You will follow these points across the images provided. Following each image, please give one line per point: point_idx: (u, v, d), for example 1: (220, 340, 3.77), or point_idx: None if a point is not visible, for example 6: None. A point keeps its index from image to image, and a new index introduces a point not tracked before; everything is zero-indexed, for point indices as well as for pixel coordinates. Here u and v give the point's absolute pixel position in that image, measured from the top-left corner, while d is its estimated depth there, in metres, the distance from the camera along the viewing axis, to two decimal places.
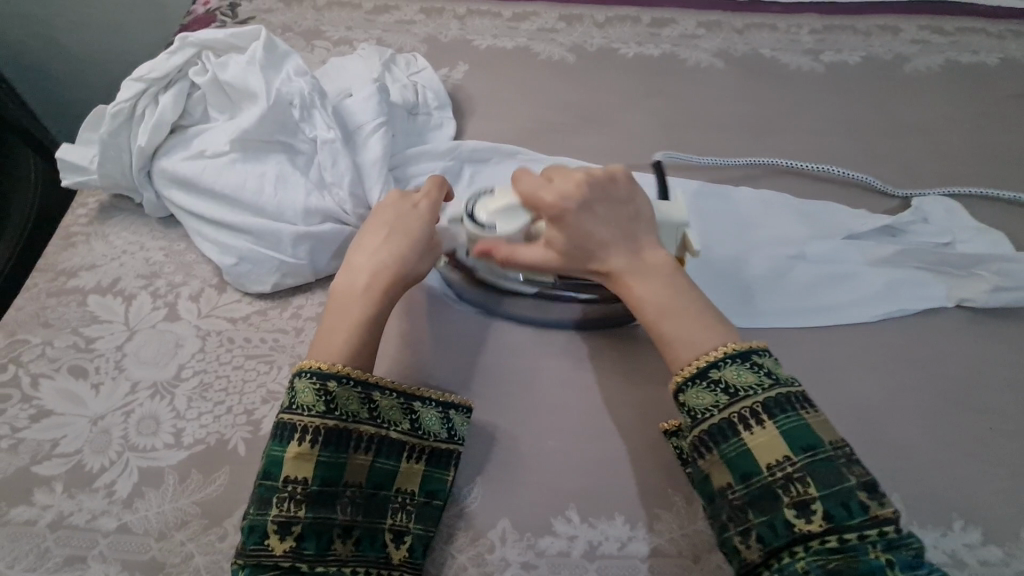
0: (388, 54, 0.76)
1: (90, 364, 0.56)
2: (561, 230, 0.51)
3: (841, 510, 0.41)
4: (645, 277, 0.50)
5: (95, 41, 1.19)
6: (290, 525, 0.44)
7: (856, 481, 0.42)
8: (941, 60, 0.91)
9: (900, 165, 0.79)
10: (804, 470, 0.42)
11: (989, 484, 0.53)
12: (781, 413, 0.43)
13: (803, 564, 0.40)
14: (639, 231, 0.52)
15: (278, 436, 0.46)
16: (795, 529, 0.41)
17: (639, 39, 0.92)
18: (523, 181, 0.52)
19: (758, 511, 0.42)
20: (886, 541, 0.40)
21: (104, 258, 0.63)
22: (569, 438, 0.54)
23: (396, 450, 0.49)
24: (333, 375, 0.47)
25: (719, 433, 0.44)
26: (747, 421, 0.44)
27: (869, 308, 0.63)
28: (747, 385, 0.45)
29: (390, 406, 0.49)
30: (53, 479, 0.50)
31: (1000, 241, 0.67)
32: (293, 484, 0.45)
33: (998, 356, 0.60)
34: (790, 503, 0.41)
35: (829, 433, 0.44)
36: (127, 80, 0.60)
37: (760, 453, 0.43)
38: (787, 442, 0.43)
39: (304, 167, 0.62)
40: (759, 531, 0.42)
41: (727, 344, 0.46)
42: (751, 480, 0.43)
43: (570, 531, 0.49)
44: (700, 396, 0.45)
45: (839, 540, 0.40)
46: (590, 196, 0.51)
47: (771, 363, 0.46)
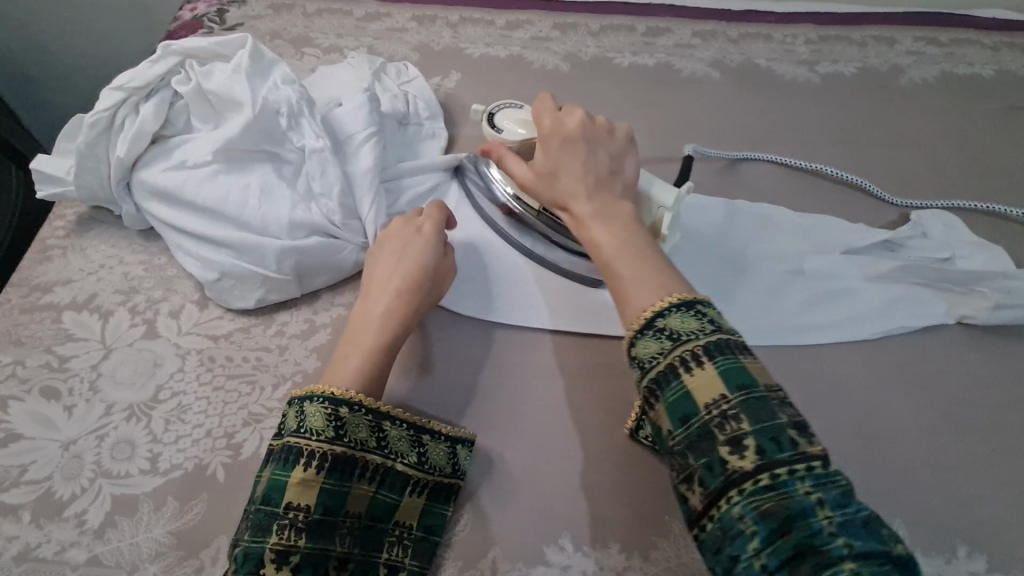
0: (379, 63, 0.75)
1: (64, 385, 0.54)
2: (546, 155, 0.55)
3: (772, 444, 0.37)
4: (606, 218, 0.50)
5: (80, 46, 1.16)
6: (288, 554, 0.42)
7: (788, 419, 0.38)
8: (937, 72, 0.91)
9: (897, 177, 0.78)
10: (738, 407, 0.38)
11: (992, 507, 0.52)
12: (720, 354, 0.40)
13: (738, 509, 0.36)
14: (612, 185, 0.53)
15: (283, 460, 0.44)
16: (729, 469, 0.37)
17: (634, 48, 0.90)
18: (537, 105, 0.59)
19: (698, 454, 0.38)
20: (814, 476, 0.36)
21: (81, 272, 0.60)
22: (564, 461, 0.52)
23: (400, 484, 0.47)
24: (346, 402, 0.46)
25: (663, 380, 0.41)
26: (687, 364, 0.40)
27: (869, 324, 0.61)
28: (690, 331, 0.42)
29: (398, 436, 0.48)
30: (20, 508, 0.48)
31: (1001, 257, 0.66)
32: (294, 511, 0.43)
33: (999, 375, 0.59)
34: (724, 440, 0.37)
35: (765, 375, 0.40)
36: (106, 89, 0.58)
37: (699, 393, 0.39)
38: (724, 380, 0.39)
39: (291, 178, 0.60)
40: (699, 476, 0.38)
41: (677, 293, 0.44)
42: (690, 423, 0.39)
43: (563, 561, 0.48)
44: (647, 345, 0.42)
45: (770, 477, 0.36)
46: (581, 133, 0.55)
47: (715, 313, 0.43)
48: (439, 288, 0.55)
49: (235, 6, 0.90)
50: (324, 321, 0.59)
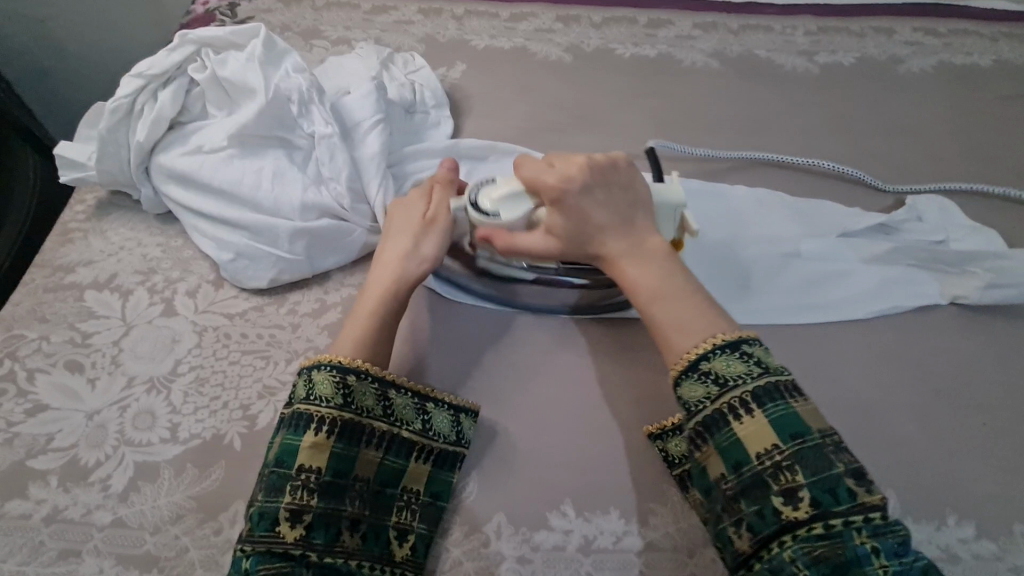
0: (386, 53, 0.77)
1: (87, 359, 0.56)
2: (561, 214, 0.52)
3: (828, 496, 0.41)
4: (639, 260, 0.51)
5: (94, 40, 1.19)
6: (302, 513, 0.44)
7: (843, 469, 0.42)
8: (936, 62, 0.92)
9: (894, 164, 0.80)
10: (792, 458, 0.42)
11: (981, 477, 0.53)
12: (771, 402, 0.43)
13: (790, 553, 0.40)
14: (637, 218, 0.53)
15: (294, 425, 0.47)
16: (782, 516, 0.41)
17: (635, 39, 0.92)
18: (525, 167, 0.54)
19: (749, 501, 0.42)
20: (870, 526, 0.40)
21: (102, 254, 0.63)
22: (567, 433, 0.54)
23: (405, 450, 0.50)
24: (354, 370, 0.49)
25: (712, 424, 0.45)
26: (736, 411, 0.44)
27: (864, 304, 0.63)
28: (737, 375, 0.45)
29: (403, 405, 0.51)
30: (48, 473, 0.50)
31: (994, 240, 0.68)
32: (306, 472, 0.45)
33: (991, 352, 0.61)
34: (778, 491, 0.41)
35: (818, 420, 0.44)
36: (126, 76, 0.60)
37: (750, 442, 0.43)
38: (776, 430, 0.43)
39: (302, 163, 0.62)
40: (749, 520, 0.42)
41: (721, 335, 0.46)
42: (741, 470, 0.43)
43: (565, 526, 0.50)
44: (693, 389, 0.45)
45: (825, 526, 0.40)
46: (590, 181, 0.53)
47: (761, 352, 0.46)
48: (421, 253, 0.55)
49: (246, 0, 0.92)
50: (335, 300, 0.61)
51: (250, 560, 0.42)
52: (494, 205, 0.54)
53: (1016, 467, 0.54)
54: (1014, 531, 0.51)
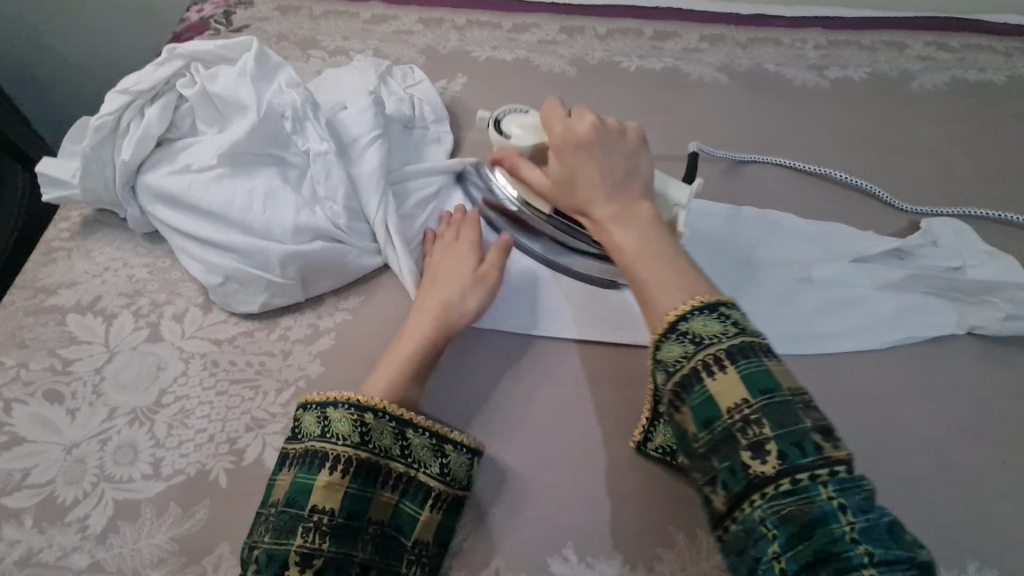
0: (385, 66, 0.74)
1: (67, 388, 0.53)
2: (560, 162, 0.55)
3: (795, 449, 0.36)
4: (626, 220, 0.50)
5: (87, 44, 1.16)
6: (312, 557, 0.42)
7: (811, 424, 0.38)
8: (948, 78, 0.90)
9: (907, 184, 0.77)
10: (760, 411, 0.38)
11: (1002, 522, 0.51)
12: (744, 358, 0.40)
13: (760, 513, 0.36)
14: (634, 183, 0.52)
15: (308, 463, 0.45)
16: (751, 473, 0.37)
17: (641, 52, 0.90)
18: (546, 112, 0.59)
19: (719, 458, 0.38)
20: (838, 482, 0.36)
21: (86, 275, 0.60)
22: (570, 470, 0.51)
23: (422, 494, 0.46)
24: (371, 408, 0.47)
25: (685, 383, 0.40)
26: (710, 368, 0.40)
27: (878, 334, 0.61)
28: (712, 335, 0.41)
29: (421, 445, 0.47)
30: (23, 512, 0.47)
31: (1014, 266, 0.65)
32: (319, 514, 0.43)
33: (1010, 387, 0.59)
34: (746, 445, 0.37)
35: (790, 378, 0.40)
36: (112, 92, 0.58)
37: (720, 397, 0.39)
38: (747, 383, 0.39)
39: (296, 182, 0.59)
40: (721, 479, 0.38)
41: (698, 297, 0.43)
42: (714, 427, 0.39)
43: (566, 572, 0.47)
44: (670, 349, 0.42)
45: (792, 481, 0.36)
46: (593, 137, 0.53)
47: (740, 315, 0.42)
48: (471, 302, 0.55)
49: (242, 8, 0.90)
50: (328, 326, 0.58)
51: None
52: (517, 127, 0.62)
53: None
54: None
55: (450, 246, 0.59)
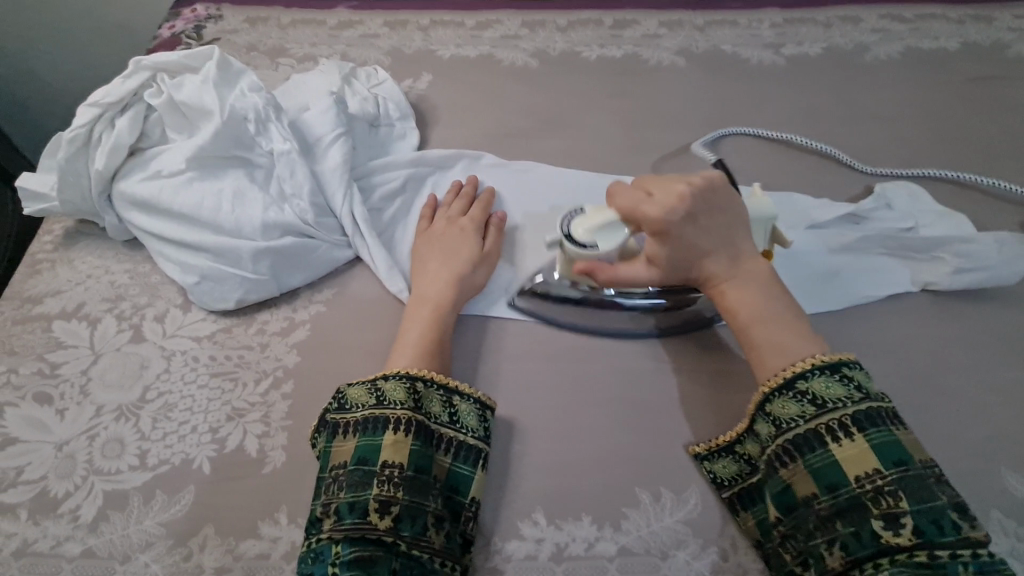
0: (349, 68, 0.77)
1: (56, 390, 0.56)
2: (664, 246, 0.53)
3: (931, 526, 0.42)
4: (740, 283, 0.53)
5: (65, 67, 1.19)
6: (389, 505, 0.45)
7: (947, 501, 0.43)
8: (903, 48, 0.92)
9: (864, 153, 0.79)
10: (896, 484, 0.43)
11: (953, 464, 0.54)
12: (873, 427, 0.45)
13: (887, 574, 0.41)
14: (738, 241, 0.54)
15: (371, 428, 0.48)
16: (882, 541, 0.42)
17: (601, 41, 0.92)
18: (618, 196, 0.54)
19: (845, 521, 0.44)
20: (976, 562, 0.41)
21: (70, 283, 0.63)
22: (539, 440, 0.54)
23: (472, 456, 0.51)
24: (420, 378, 0.51)
25: (806, 443, 0.46)
26: (835, 433, 0.45)
27: (835, 295, 0.63)
28: (837, 398, 0.47)
29: (467, 411, 0.52)
30: (18, 507, 0.50)
31: (963, 224, 0.67)
32: (390, 468, 0.47)
33: (962, 337, 0.61)
34: (879, 514, 0.43)
35: (918, 451, 0.45)
36: (82, 106, 0.60)
37: (849, 465, 0.45)
38: (878, 455, 0.44)
39: (264, 182, 0.62)
40: (843, 540, 0.43)
41: (819, 355, 0.49)
42: (838, 491, 0.44)
43: (537, 534, 0.50)
44: (786, 407, 0.48)
45: (927, 555, 0.41)
46: (694, 210, 0.53)
47: (861, 377, 0.48)
48: (477, 280, 0.61)
49: (212, 22, 0.93)
50: (304, 318, 0.61)
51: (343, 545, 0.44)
52: (591, 235, 0.54)
53: (990, 454, 0.54)
54: (991, 517, 0.51)
55: (458, 224, 0.64)
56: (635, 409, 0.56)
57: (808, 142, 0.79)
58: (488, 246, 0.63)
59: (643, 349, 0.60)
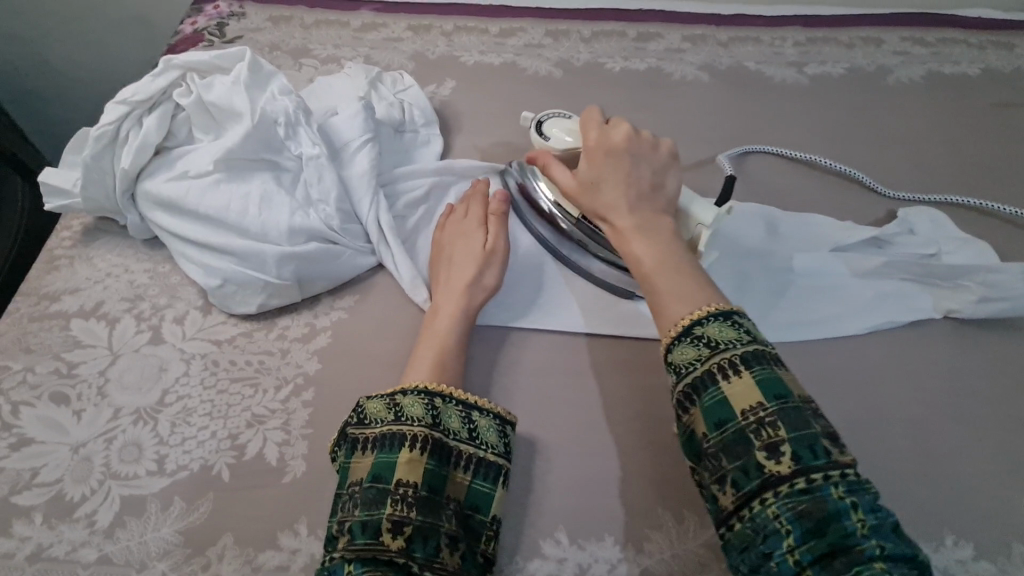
0: (375, 72, 0.76)
1: (73, 391, 0.55)
2: (590, 166, 0.57)
3: (807, 451, 0.40)
4: (646, 233, 0.52)
5: (81, 58, 1.18)
6: (402, 525, 0.45)
7: (821, 429, 0.41)
8: (924, 71, 0.92)
9: (886, 176, 0.79)
10: (776, 415, 0.41)
11: (976, 495, 0.53)
12: (758, 365, 0.43)
13: (774, 509, 0.39)
14: (661, 196, 0.55)
15: (387, 445, 0.48)
16: (765, 471, 0.40)
17: (624, 53, 0.92)
18: (585, 117, 0.61)
19: (732, 457, 0.41)
20: (846, 483, 0.39)
21: (88, 281, 0.62)
22: (561, 457, 0.54)
23: (492, 473, 0.50)
24: (439, 393, 0.51)
25: (700, 385, 0.44)
26: (726, 372, 0.43)
27: (859, 319, 0.63)
28: (727, 340, 0.45)
29: (487, 427, 0.51)
30: (32, 510, 0.49)
31: (986, 253, 0.67)
32: (404, 487, 0.46)
33: (984, 366, 0.61)
34: (760, 446, 0.41)
35: (800, 387, 0.43)
36: (110, 103, 0.59)
37: (736, 401, 0.42)
38: (761, 390, 0.42)
39: (290, 186, 0.61)
40: (731, 477, 0.41)
41: (714, 304, 0.47)
42: (727, 428, 0.42)
43: (559, 554, 0.49)
44: (684, 352, 0.46)
45: (805, 482, 0.39)
46: (627, 147, 0.56)
47: (750, 325, 0.46)
48: (488, 280, 0.60)
49: (235, 19, 0.92)
50: (325, 325, 0.60)
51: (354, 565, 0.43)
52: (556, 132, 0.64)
53: (1013, 486, 0.54)
54: (1014, 551, 0.51)
55: (462, 225, 0.64)
56: (659, 428, 0.56)
57: (830, 163, 0.78)
58: (493, 239, 0.62)
59: (666, 368, 0.60)
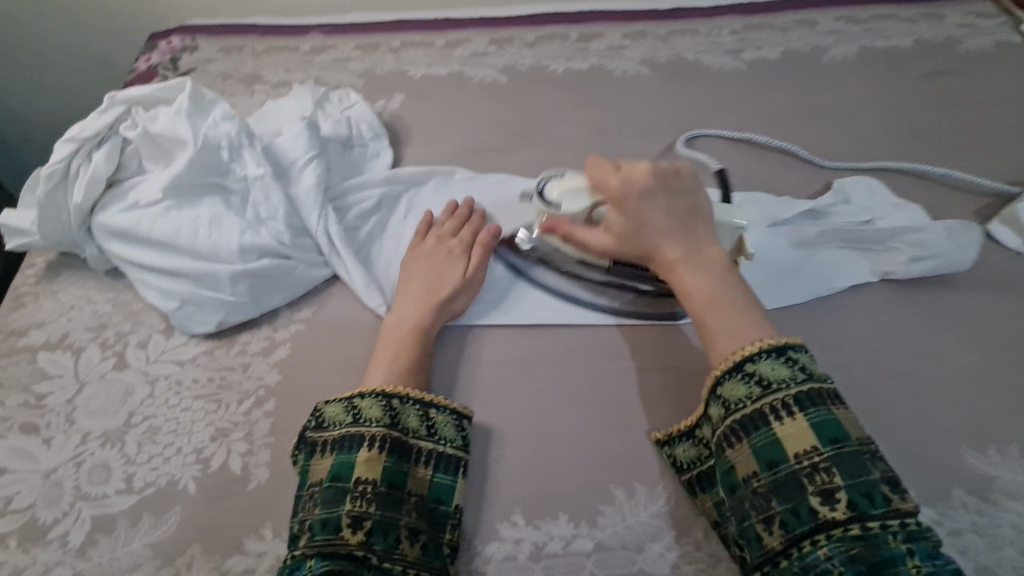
0: (322, 92, 0.79)
1: (41, 420, 0.57)
2: (621, 213, 0.57)
3: (864, 499, 0.42)
4: (694, 268, 0.54)
5: (45, 102, 1.21)
6: (362, 519, 0.47)
7: (879, 476, 0.43)
8: (857, 48, 0.96)
9: (823, 150, 0.82)
10: (831, 460, 0.43)
11: (916, 445, 0.56)
12: (813, 407, 0.45)
13: (826, 550, 0.41)
14: (697, 226, 0.56)
15: (347, 445, 0.50)
16: (819, 516, 0.42)
17: (567, 54, 0.95)
18: (592, 167, 0.60)
19: (782, 499, 0.44)
20: (905, 531, 0.41)
21: (53, 314, 0.64)
22: (516, 443, 0.56)
23: (453, 466, 0.52)
24: (396, 394, 0.53)
25: (751, 425, 0.46)
26: (778, 413, 0.45)
27: (798, 289, 0.66)
28: (781, 379, 0.46)
29: (445, 423, 0.54)
30: (6, 536, 0.51)
31: (918, 216, 0.70)
32: (364, 484, 0.48)
33: (920, 322, 0.63)
34: (816, 491, 0.43)
35: (856, 429, 0.45)
36: (60, 142, 0.62)
37: (789, 443, 0.44)
38: (816, 434, 0.44)
39: (239, 206, 0.64)
40: (782, 518, 0.43)
41: (766, 339, 0.48)
42: (777, 468, 0.44)
43: (515, 535, 0.51)
44: (735, 389, 0.47)
45: (861, 527, 0.41)
46: (650, 188, 0.56)
47: (805, 359, 0.47)
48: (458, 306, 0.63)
49: (188, 53, 0.95)
50: (284, 337, 0.62)
51: (315, 560, 0.44)
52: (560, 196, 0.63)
53: (951, 433, 0.56)
54: (953, 495, 0.53)
55: (442, 248, 0.65)
56: (609, 409, 0.58)
57: (768, 142, 0.82)
58: (473, 269, 0.64)
59: (615, 350, 0.62)
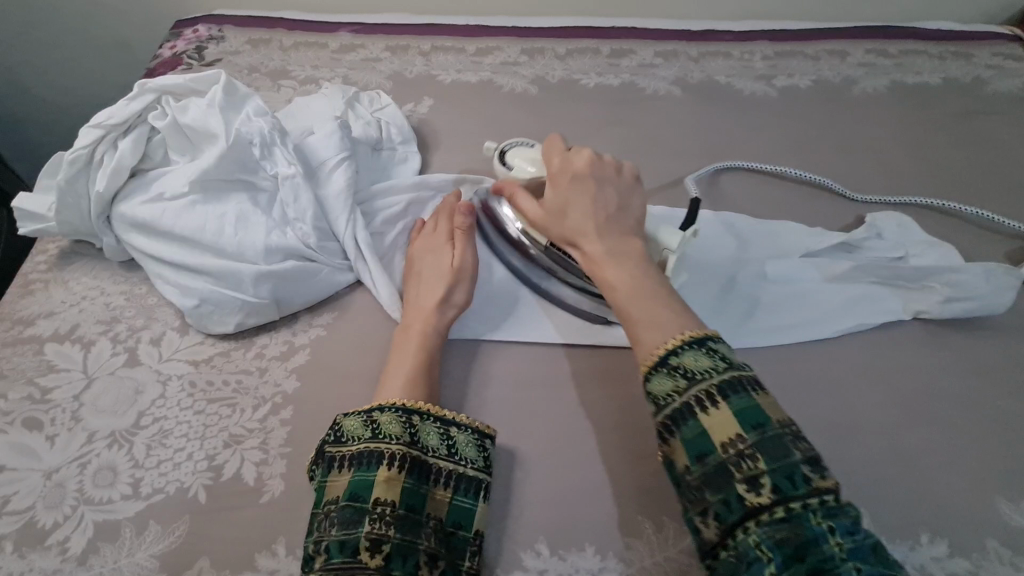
0: (352, 92, 0.77)
1: (46, 416, 0.55)
2: (555, 200, 0.56)
3: (787, 482, 0.39)
4: (618, 259, 0.52)
5: (61, 83, 1.18)
6: (380, 543, 0.45)
7: (801, 456, 0.40)
8: (888, 82, 0.95)
9: (853, 183, 0.82)
10: (754, 447, 0.40)
11: (949, 491, 0.54)
12: (734, 394, 0.42)
13: (755, 537, 0.38)
14: (626, 220, 0.55)
15: (365, 462, 0.48)
16: (746, 504, 0.39)
17: (599, 69, 0.95)
18: (548, 146, 0.61)
19: (713, 490, 0.40)
20: (826, 509, 0.38)
21: (63, 304, 0.62)
22: (541, 468, 0.54)
23: (474, 488, 0.50)
24: (417, 411, 0.51)
25: (680, 417, 0.43)
26: (703, 404, 0.42)
27: (830, 323, 0.64)
28: (704, 369, 0.44)
29: (466, 442, 0.51)
30: (2, 539, 0.48)
31: (952, 254, 0.69)
32: (382, 505, 0.46)
33: (952, 364, 0.62)
34: (741, 479, 0.39)
35: (778, 411, 0.42)
36: (85, 128, 0.60)
37: (715, 433, 0.41)
38: (739, 421, 0.41)
39: (266, 205, 0.62)
40: (714, 510, 0.40)
41: (688, 331, 0.46)
42: (706, 461, 0.41)
43: (539, 566, 0.49)
44: (661, 383, 0.45)
45: (784, 510, 0.38)
46: (589, 174, 0.56)
47: (725, 350, 0.45)
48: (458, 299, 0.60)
49: (214, 43, 0.93)
50: (303, 342, 0.60)
51: None
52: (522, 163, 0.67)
53: (984, 481, 0.55)
54: (987, 545, 0.51)
55: (432, 240, 0.64)
56: (638, 436, 0.56)
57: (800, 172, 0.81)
58: (460, 257, 0.62)
59: (643, 375, 0.60)
